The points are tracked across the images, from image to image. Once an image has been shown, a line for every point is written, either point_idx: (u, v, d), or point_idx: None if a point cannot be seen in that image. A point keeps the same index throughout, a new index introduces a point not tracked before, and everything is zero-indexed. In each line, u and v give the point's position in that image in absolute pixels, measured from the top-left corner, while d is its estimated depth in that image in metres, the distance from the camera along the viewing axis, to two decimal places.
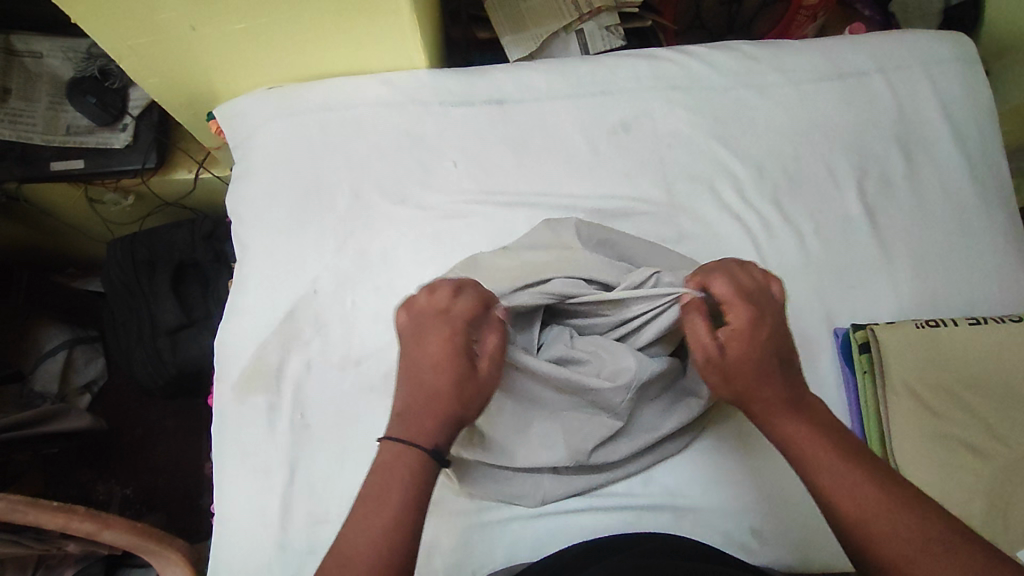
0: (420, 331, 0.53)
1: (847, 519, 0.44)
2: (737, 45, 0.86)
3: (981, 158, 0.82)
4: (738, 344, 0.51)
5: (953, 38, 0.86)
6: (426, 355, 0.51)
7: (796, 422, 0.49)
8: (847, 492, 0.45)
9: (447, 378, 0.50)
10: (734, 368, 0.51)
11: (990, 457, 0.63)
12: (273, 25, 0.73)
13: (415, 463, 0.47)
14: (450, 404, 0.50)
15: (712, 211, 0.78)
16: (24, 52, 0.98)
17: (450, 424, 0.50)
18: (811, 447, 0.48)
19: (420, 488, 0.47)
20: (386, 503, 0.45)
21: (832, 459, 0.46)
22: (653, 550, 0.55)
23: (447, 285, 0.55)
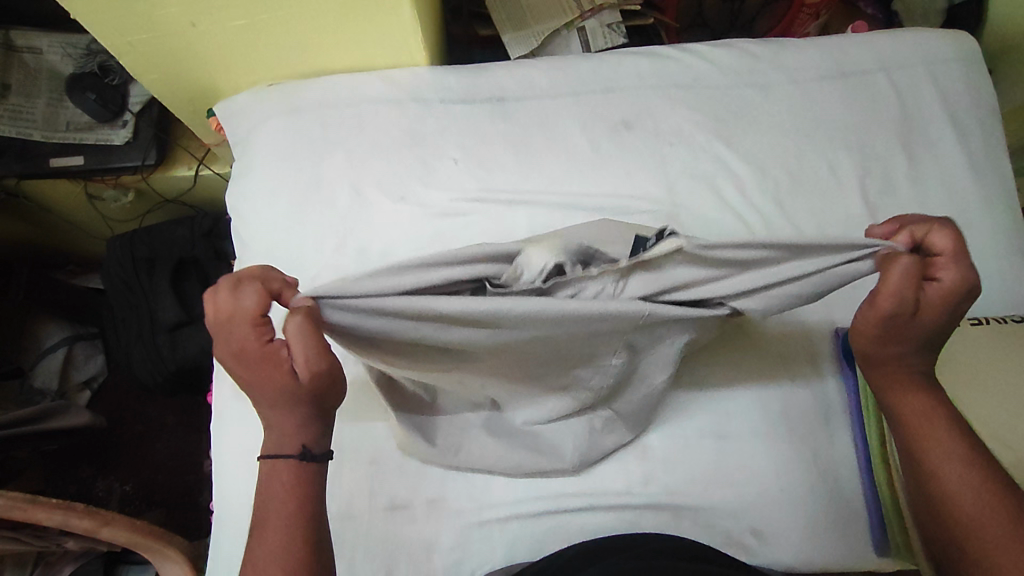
0: (226, 344, 0.47)
1: (944, 489, 0.52)
2: (739, 43, 0.85)
3: (984, 158, 0.82)
4: (935, 306, 0.51)
5: (956, 37, 0.86)
6: (245, 370, 0.47)
7: (924, 397, 0.55)
8: (947, 473, 0.52)
9: (273, 393, 0.47)
10: (909, 329, 0.52)
11: (996, 460, 0.62)
12: (274, 22, 0.73)
13: (289, 478, 0.49)
14: (299, 411, 0.48)
15: (714, 210, 0.78)
16: (24, 48, 0.98)
17: (299, 432, 0.48)
18: (932, 420, 0.54)
19: (309, 498, 0.49)
20: (275, 516, 0.48)
21: (945, 444, 0.53)
22: (654, 551, 0.55)
23: (228, 285, 0.46)
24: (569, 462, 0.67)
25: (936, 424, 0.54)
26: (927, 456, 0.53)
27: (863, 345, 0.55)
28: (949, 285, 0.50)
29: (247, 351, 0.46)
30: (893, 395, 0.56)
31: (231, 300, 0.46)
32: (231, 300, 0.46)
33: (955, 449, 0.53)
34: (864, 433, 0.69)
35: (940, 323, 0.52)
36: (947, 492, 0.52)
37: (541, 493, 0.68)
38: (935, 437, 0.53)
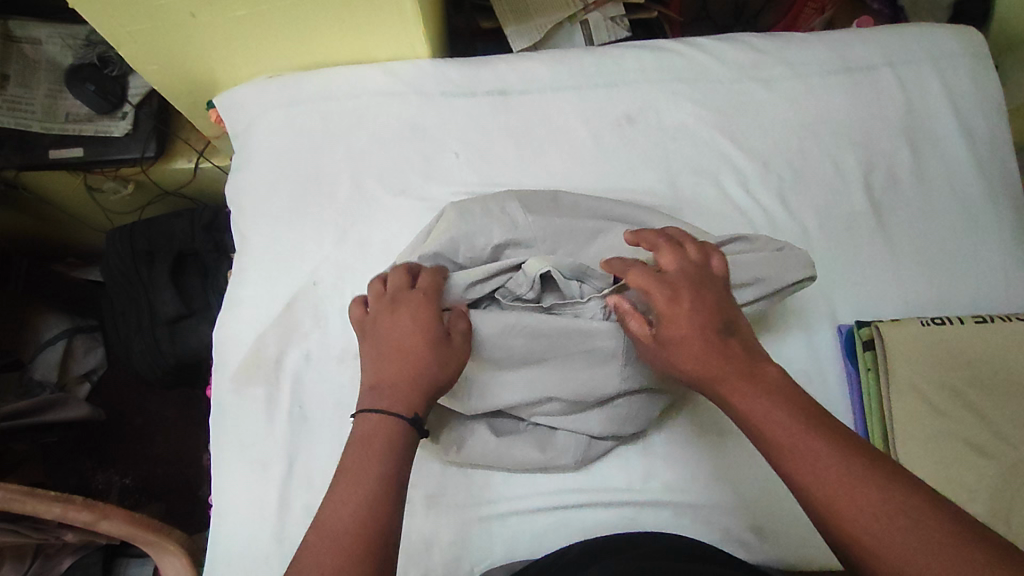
0: (393, 308, 0.57)
1: (820, 504, 0.43)
2: (744, 37, 0.85)
3: (989, 154, 0.81)
4: (675, 329, 0.52)
5: (963, 32, 0.85)
6: (402, 326, 0.55)
7: (759, 398, 0.48)
8: (825, 483, 0.43)
9: (425, 344, 0.54)
10: (676, 358, 0.52)
11: (994, 457, 0.63)
12: (273, 13, 0.72)
13: (394, 430, 0.50)
14: (425, 371, 0.53)
15: (717, 205, 0.78)
16: (23, 38, 0.97)
17: (426, 389, 0.53)
18: (772, 424, 0.47)
19: (400, 461, 0.49)
20: (369, 467, 0.48)
21: (804, 445, 0.45)
22: (653, 551, 0.55)
23: (403, 270, 0.60)
24: (571, 458, 0.66)
25: (784, 426, 0.46)
26: (796, 467, 0.45)
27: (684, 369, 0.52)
28: (659, 308, 0.53)
29: (414, 309, 0.56)
30: (733, 406, 0.49)
31: (402, 280, 0.59)
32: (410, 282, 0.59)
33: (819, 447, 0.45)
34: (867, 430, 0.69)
35: (697, 340, 0.52)
36: (833, 508, 0.43)
37: (540, 489, 0.67)
38: (794, 438, 0.45)
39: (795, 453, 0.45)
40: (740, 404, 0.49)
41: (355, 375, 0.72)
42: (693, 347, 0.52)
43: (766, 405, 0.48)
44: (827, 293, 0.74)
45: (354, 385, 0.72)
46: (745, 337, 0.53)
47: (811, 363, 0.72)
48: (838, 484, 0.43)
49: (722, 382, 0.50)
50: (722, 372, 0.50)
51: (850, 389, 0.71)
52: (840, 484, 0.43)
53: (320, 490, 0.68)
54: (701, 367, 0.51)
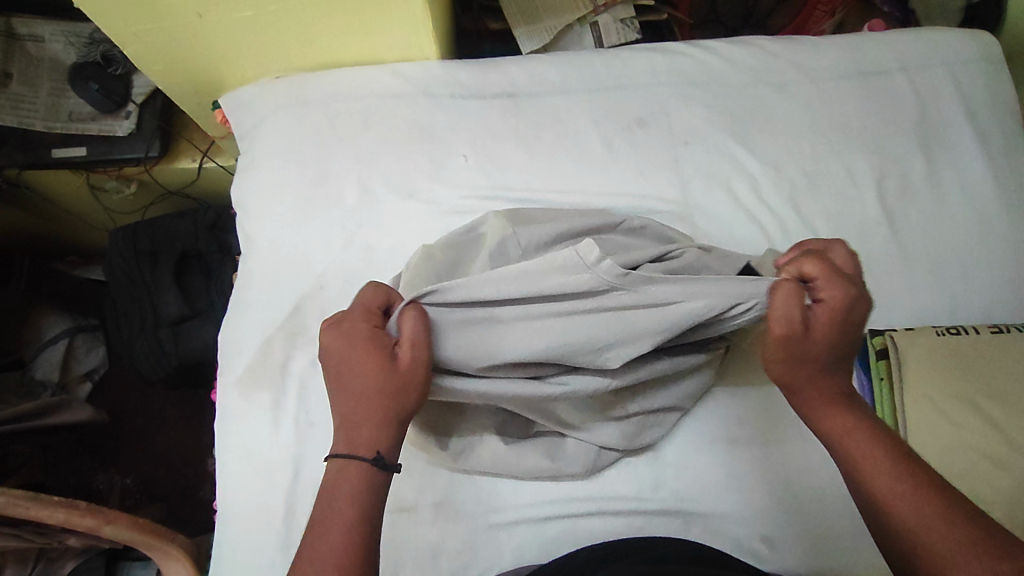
0: (336, 340, 0.53)
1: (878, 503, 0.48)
2: (756, 41, 0.84)
3: (1004, 160, 0.80)
4: (830, 322, 0.51)
5: (977, 37, 0.84)
6: (345, 361, 0.52)
7: (841, 412, 0.53)
8: (889, 493, 0.48)
9: (376, 378, 0.51)
10: (806, 349, 0.52)
11: (1010, 469, 0.62)
12: (281, 14, 0.71)
13: (358, 475, 0.49)
14: (384, 406, 0.51)
15: (728, 210, 0.77)
16: (26, 36, 0.96)
17: (383, 426, 0.51)
18: (850, 434, 0.51)
19: (370, 508, 0.49)
20: (336, 517, 0.48)
21: (869, 450, 0.50)
22: (666, 557, 0.54)
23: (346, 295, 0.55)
24: (580, 466, 0.66)
25: (860, 435, 0.51)
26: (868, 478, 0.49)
27: (774, 370, 0.54)
28: (824, 298, 0.52)
29: (351, 341, 0.52)
30: (812, 417, 0.54)
31: (347, 308, 0.55)
32: (357, 304, 0.55)
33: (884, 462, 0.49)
34: None
35: (835, 339, 0.52)
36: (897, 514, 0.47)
37: (548, 497, 0.67)
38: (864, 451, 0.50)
39: (869, 466, 0.49)
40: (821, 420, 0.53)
41: None
42: (826, 344, 0.52)
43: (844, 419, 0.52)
44: None
45: None
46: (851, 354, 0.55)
47: None
48: (899, 494, 0.47)
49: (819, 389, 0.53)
50: (820, 391, 0.53)
51: (865, 400, 0.71)
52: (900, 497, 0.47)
53: None
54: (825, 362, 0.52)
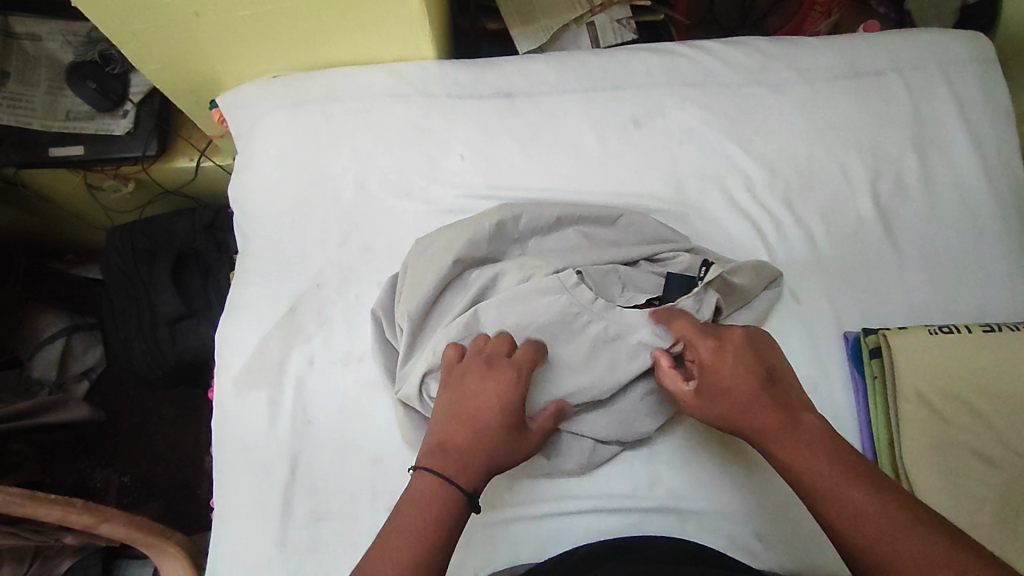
0: (486, 380, 0.56)
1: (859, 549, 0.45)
2: (751, 41, 0.84)
3: (997, 160, 0.81)
4: (710, 373, 0.55)
5: (971, 37, 0.85)
6: (490, 398, 0.55)
7: (799, 448, 0.50)
8: (841, 504, 0.46)
9: (505, 427, 0.55)
10: (717, 401, 0.54)
11: (1000, 466, 0.63)
12: (277, 13, 0.72)
13: (453, 498, 0.50)
14: (497, 452, 0.54)
15: (723, 210, 0.77)
16: (23, 34, 0.96)
17: (488, 473, 0.53)
18: (812, 471, 0.49)
19: (448, 537, 0.49)
20: (421, 527, 0.48)
21: (838, 490, 0.47)
22: (658, 556, 0.55)
23: (505, 337, 0.61)
24: (576, 463, 0.66)
25: (824, 473, 0.48)
26: (819, 494, 0.48)
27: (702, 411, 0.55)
28: (702, 358, 0.56)
29: (503, 387, 0.56)
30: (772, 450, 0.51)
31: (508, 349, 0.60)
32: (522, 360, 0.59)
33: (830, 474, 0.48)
34: (874, 440, 0.69)
35: (722, 386, 0.54)
36: (851, 527, 0.45)
37: (544, 494, 0.67)
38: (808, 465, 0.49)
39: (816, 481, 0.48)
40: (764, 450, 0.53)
41: (358, 378, 0.72)
42: (721, 398, 0.54)
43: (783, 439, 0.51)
44: (833, 299, 0.74)
45: (358, 388, 0.71)
46: (790, 391, 0.54)
47: (818, 369, 0.71)
48: (853, 505, 0.46)
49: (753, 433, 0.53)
50: (756, 421, 0.52)
51: (856, 396, 0.71)
52: (852, 508, 0.46)
53: (323, 493, 0.68)
54: (736, 409, 0.53)
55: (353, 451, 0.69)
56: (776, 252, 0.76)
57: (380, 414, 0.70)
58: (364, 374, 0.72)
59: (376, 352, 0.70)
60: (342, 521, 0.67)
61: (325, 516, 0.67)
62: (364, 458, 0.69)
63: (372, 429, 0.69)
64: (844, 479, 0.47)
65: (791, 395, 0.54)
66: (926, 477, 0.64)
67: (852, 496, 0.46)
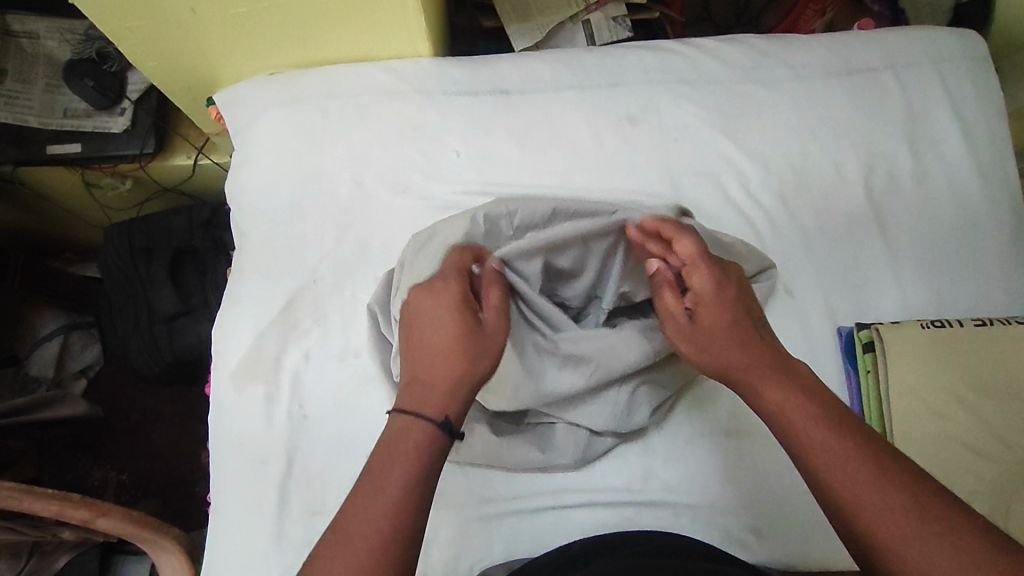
0: (425, 303, 0.55)
1: (839, 492, 0.45)
2: (746, 39, 0.85)
3: (989, 157, 0.81)
4: (707, 300, 0.57)
5: (964, 35, 0.85)
6: (432, 319, 0.54)
7: (782, 388, 0.51)
8: (826, 452, 0.47)
9: (459, 336, 0.52)
10: (704, 329, 0.56)
11: (992, 459, 0.64)
12: (274, 10, 0.72)
13: (424, 429, 0.49)
14: (460, 363, 0.52)
15: (718, 206, 0.78)
16: (20, 32, 0.95)
17: (454, 386, 0.51)
18: (796, 413, 0.49)
19: (422, 470, 0.47)
20: (395, 466, 0.47)
21: (822, 438, 0.47)
22: (653, 550, 0.55)
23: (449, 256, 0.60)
24: (570, 457, 0.67)
25: (808, 420, 0.49)
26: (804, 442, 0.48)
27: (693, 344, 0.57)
28: (699, 287, 0.58)
29: (438, 304, 0.54)
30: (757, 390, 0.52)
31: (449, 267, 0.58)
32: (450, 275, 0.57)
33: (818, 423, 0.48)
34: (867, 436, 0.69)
35: (716, 313, 0.57)
36: (832, 475, 0.46)
37: (540, 489, 0.67)
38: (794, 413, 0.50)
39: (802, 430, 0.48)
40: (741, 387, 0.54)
41: (355, 373, 0.72)
42: (706, 323, 0.57)
43: (764, 377, 0.52)
44: (826, 295, 0.75)
45: (354, 384, 0.71)
46: (770, 336, 0.56)
47: (812, 364, 0.72)
48: (835, 454, 0.46)
49: (738, 365, 0.54)
50: (742, 359, 0.54)
51: (849, 391, 0.71)
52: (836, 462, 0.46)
53: (319, 488, 0.68)
54: (731, 337, 0.55)
55: (349, 446, 0.69)
56: (771, 248, 0.76)
57: (377, 409, 0.70)
58: (360, 369, 0.72)
59: (372, 347, 0.71)
60: None
61: (321, 510, 0.67)
62: (361, 453, 0.69)
63: (368, 424, 0.70)
64: (831, 429, 0.48)
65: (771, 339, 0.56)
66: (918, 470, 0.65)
67: (835, 447, 0.47)
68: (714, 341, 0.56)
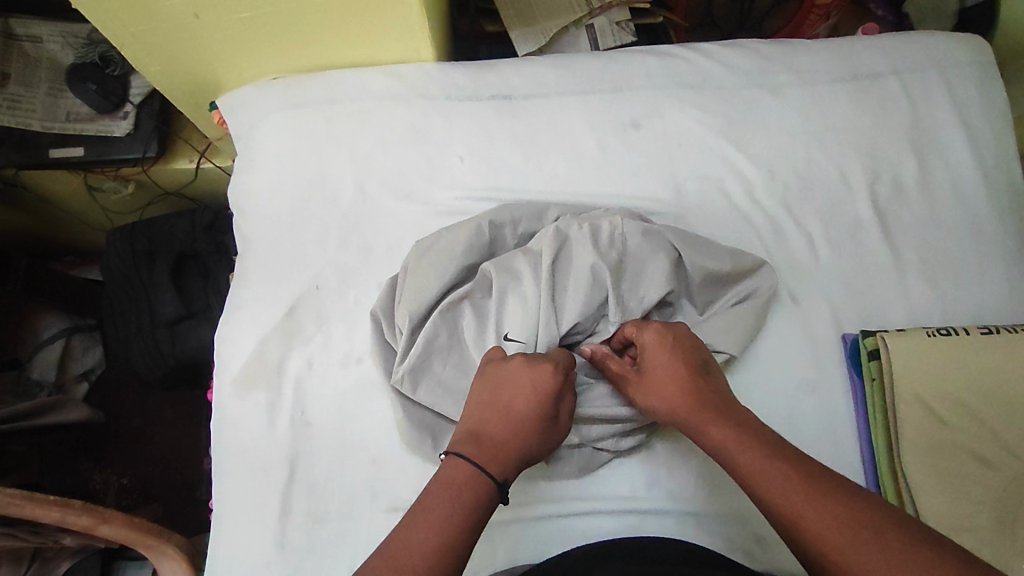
0: (520, 373, 0.56)
1: (789, 520, 0.47)
2: (750, 44, 0.84)
3: (994, 162, 0.81)
4: (647, 353, 0.61)
5: (969, 40, 0.85)
6: (523, 389, 0.56)
7: (726, 426, 0.53)
8: (768, 481, 0.49)
9: (537, 418, 0.55)
10: (654, 379, 0.59)
11: (999, 466, 0.63)
12: (279, 15, 0.72)
13: (481, 486, 0.50)
14: (526, 444, 0.54)
15: (722, 211, 0.77)
16: (24, 35, 0.96)
17: (521, 463, 0.54)
18: (738, 448, 0.51)
19: (478, 520, 0.49)
20: (448, 511, 0.48)
21: (769, 468, 0.49)
22: (657, 558, 0.54)
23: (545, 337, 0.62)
24: (574, 467, 0.66)
25: (753, 452, 0.51)
26: (742, 473, 0.50)
27: (643, 392, 0.60)
28: (643, 340, 0.61)
29: (537, 380, 0.56)
30: (707, 427, 0.54)
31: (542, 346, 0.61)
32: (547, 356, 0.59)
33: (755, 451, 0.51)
34: (873, 444, 0.69)
35: (662, 361, 0.59)
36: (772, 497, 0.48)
37: (542, 497, 0.67)
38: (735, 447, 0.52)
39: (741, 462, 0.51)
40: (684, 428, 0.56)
41: (358, 379, 0.72)
42: (645, 381, 0.60)
43: (702, 416, 0.55)
44: (832, 302, 0.74)
45: (357, 390, 0.71)
46: (719, 380, 0.59)
47: (817, 370, 0.71)
48: (772, 475, 0.49)
49: (676, 415, 0.57)
50: (688, 401, 0.56)
51: (854, 399, 0.71)
52: (773, 485, 0.48)
53: (321, 495, 0.68)
54: (667, 389, 0.57)
55: (351, 452, 0.69)
56: (775, 254, 0.76)
57: (379, 415, 0.70)
58: (362, 375, 0.72)
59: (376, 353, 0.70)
60: (341, 522, 0.67)
61: (323, 518, 0.67)
62: (363, 459, 0.69)
63: (371, 430, 0.70)
64: (768, 456, 0.50)
65: (719, 382, 0.58)
66: (924, 477, 0.64)
67: (774, 472, 0.49)
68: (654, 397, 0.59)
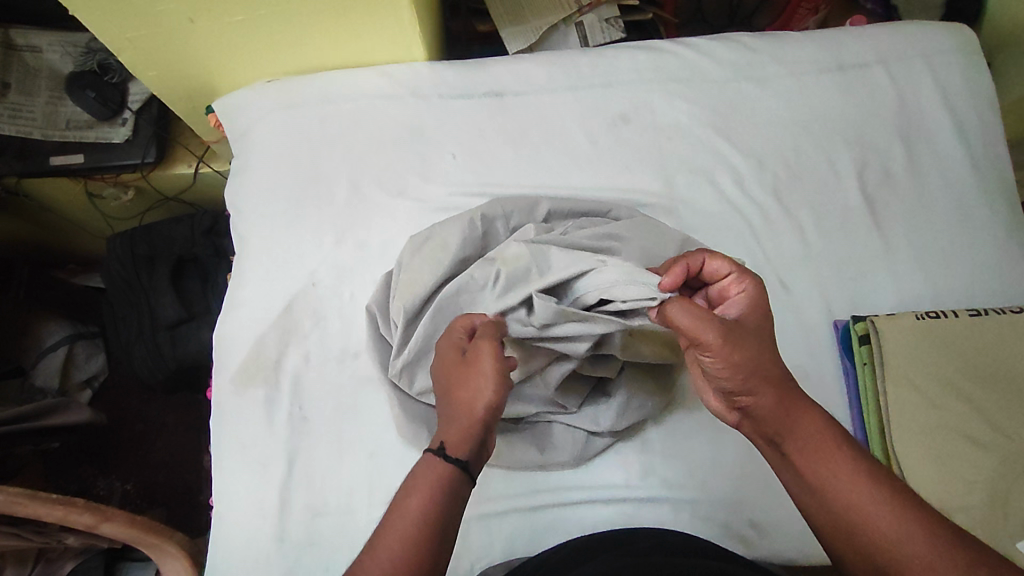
0: (437, 357, 0.58)
1: (864, 526, 0.47)
2: (738, 37, 0.85)
3: (982, 148, 0.82)
4: (750, 319, 0.54)
5: (955, 29, 0.86)
6: (441, 367, 0.56)
7: (813, 416, 0.52)
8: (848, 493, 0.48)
9: (459, 373, 0.54)
10: (750, 337, 0.52)
11: (990, 448, 0.63)
12: (271, 17, 0.73)
13: (438, 471, 0.50)
14: (461, 402, 0.53)
15: (711, 202, 0.78)
16: (24, 46, 0.98)
17: (461, 418, 0.52)
18: (822, 445, 0.50)
19: (443, 504, 0.48)
20: (411, 503, 0.48)
21: (849, 477, 0.49)
22: (652, 548, 0.53)
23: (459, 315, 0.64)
24: (569, 455, 0.67)
25: (835, 456, 0.50)
26: (819, 470, 0.50)
27: (740, 355, 0.51)
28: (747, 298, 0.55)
29: (447, 352, 0.57)
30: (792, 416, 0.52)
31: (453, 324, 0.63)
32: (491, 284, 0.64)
33: (843, 459, 0.49)
34: (864, 425, 0.70)
35: (758, 333, 0.53)
36: (852, 509, 0.48)
37: (539, 486, 0.68)
38: (822, 449, 0.50)
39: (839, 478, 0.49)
40: (760, 400, 0.52)
41: (355, 373, 0.73)
42: (750, 344, 0.51)
43: (796, 402, 0.52)
44: (823, 290, 0.75)
45: (354, 384, 0.72)
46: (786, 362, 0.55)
47: (808, 356, 0.72)
48: (853, 478, 0.48)
49: (770, 384, 0.52)
50: (775, 382, 0.52)
51: (847, 384, 0.72)
52: (857, 489, 0.48)
53: (320, 489, 0.68)
54: (766, 364, 0.52)
55: (350, 445, 0.70)
56: (766, 242, 0.77)
57: (376, 408, 0.71)
58: (359, 370, 0.73)
59: (372, 347, 0.71)
60: (340, 516, 0.67)
61: (323, 512, 0.68)
62: (361, 452, 0.70)
63: (368, 423, 0.71)
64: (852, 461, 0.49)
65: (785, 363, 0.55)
66: (917, 462, 0.65)
67: (857, 497, 0.48)
68: (742, 366, 0.51)
